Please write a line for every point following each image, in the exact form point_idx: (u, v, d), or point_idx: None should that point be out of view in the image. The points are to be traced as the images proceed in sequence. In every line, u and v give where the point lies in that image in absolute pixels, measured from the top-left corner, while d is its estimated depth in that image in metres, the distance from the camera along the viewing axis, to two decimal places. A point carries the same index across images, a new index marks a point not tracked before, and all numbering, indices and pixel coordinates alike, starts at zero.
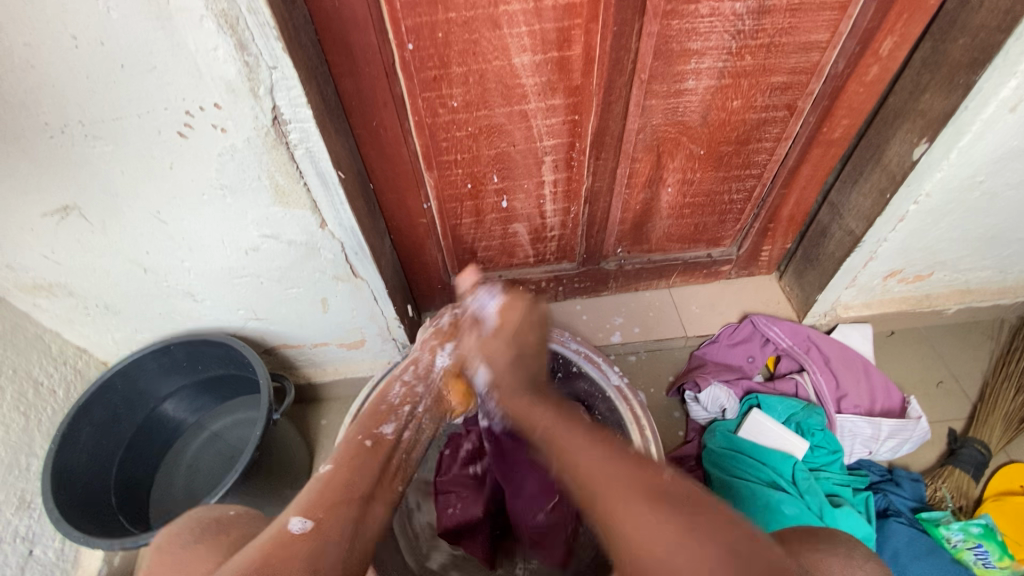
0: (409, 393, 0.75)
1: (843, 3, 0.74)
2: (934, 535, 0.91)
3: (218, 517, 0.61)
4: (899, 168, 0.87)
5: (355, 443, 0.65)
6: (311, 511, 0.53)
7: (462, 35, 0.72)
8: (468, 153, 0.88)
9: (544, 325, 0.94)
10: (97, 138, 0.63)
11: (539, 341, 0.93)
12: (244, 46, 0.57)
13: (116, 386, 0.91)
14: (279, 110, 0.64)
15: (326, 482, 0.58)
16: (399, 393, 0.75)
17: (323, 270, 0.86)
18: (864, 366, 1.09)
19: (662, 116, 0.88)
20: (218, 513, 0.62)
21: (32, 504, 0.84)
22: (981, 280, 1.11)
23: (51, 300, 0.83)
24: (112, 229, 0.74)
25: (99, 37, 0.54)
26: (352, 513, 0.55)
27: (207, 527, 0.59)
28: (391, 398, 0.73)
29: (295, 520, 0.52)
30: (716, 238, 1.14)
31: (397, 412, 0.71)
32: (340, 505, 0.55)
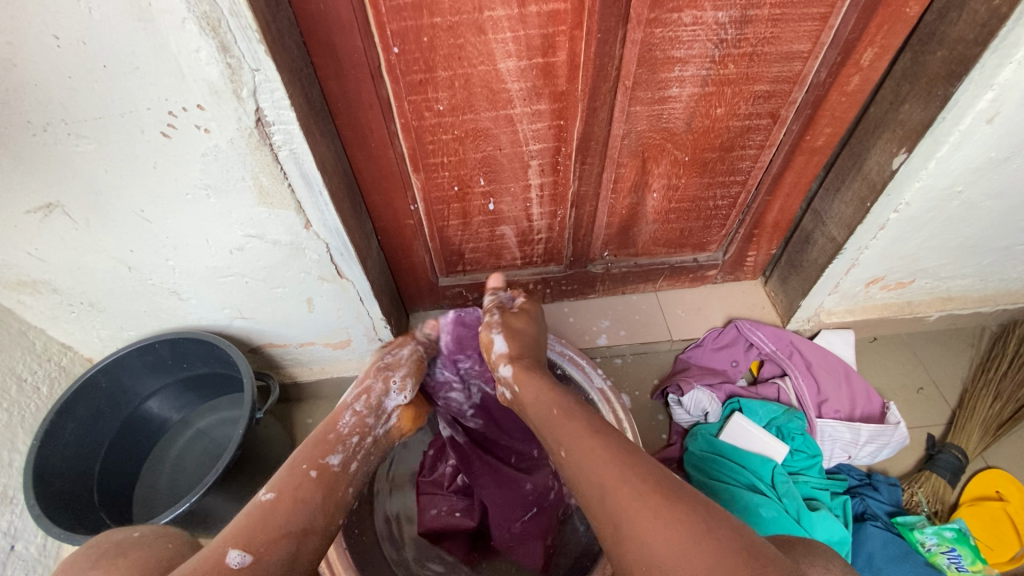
0: (362, 423, 0.74)
1: (823, 15, 0.75)
2: (909, 539, 0.93)
3: (121, 539, 0.58)
4: (879, 177, 0.88)
5: (301, 474, 0.64)
6: (249, 545, 0.54)
7: (447, 40, 0.73)
8: (454, 156, 0.89)
9: None
10: (80, 137, 0.63)
11: None
12: (226, 48, 0.58)
13: (101, 382, 0.91)
14: (262, 112, 0.65)
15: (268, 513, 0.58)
16: (348, 421, 0.74)
17: (308, 271, 0.86)
18: (845, 371, 1.11)
19: (647, 123, 0.89)
20: (121, 535, 0.58)
21: (14, 499, 0.84)
22: (961, 288, 1.12)
23: (35, 297, 0.83)
24: (96, 227, 0.74)
25: (82, 37, 0.55)
26: (292, 546, 0.56)
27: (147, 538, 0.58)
28: (342, 425, 0.73)
29: (233, 553, 0.53)
30: (701, 243, 1.15)
31: (347, 441, 0.71)
32: (280, 539, 0.56)
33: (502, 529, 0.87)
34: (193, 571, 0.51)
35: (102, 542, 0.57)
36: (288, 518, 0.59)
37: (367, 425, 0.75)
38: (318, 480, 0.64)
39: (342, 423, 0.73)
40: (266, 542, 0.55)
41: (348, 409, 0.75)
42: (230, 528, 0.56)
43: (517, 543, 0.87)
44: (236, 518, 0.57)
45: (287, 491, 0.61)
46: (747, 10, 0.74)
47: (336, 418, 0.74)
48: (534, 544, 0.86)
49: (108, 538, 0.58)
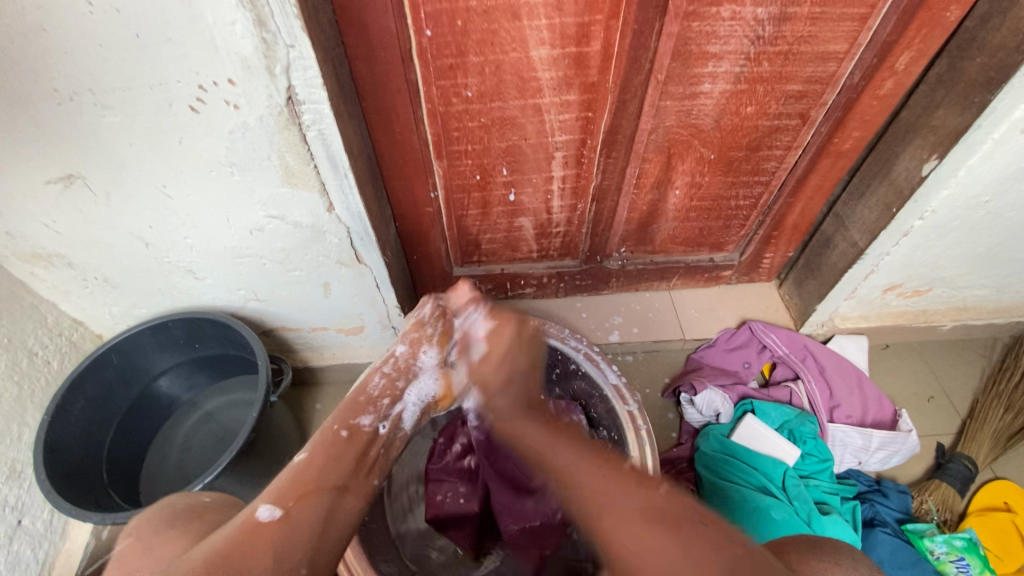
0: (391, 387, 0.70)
1: (863, 15, 0.74)
2: (918, 546, 0.93)
3: (191, 502, 0.61)
4: (906, 183, 0.88)
5: (331, 434, 0.62)
6: (281, 500, 0.53)
7: (481, 25, 0.71)
8: (478, 144, 0.88)
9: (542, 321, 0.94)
10: (106, 108, 0.62)
11: None
12: (262, 22, 0.56)
13: (112, 360, 0.90)
14: (293, 91, 0.64)
15: (300, 470, 0.57)
16: (378, 384, 0.69)
17: (327, 254, 0.85)
18: (858, 377, 1.10)
19: (675, 118, 0.88)
20: (190, 500, 0.62)
21: (22, 474, 0.83)
22: (978, 298, 1.12)
23: (49, 270, 0.82)
24: (116, 201, 0.73)
25: (116, 5, 0.53)
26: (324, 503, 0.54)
27: (181, 511, 0.59)
28: (370, 389, 0.69)
29: (263, 509, 0.52)
30: (719, 243, 1.14)
31: (377, 405, 0.67)
32: (313, 495, 0.54)
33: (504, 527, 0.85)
34: (231, 529, 0.51)
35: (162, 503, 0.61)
36: (320, 476, 0.57)
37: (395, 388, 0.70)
38: (349, 440, 0.62)
39: (371, 386, 0.69)
40: (298, 498, 0.53)
41: (378, 370, 0.71)
42: (270, 486, 0.55)
43: (517, 545, 0.85)
44: (275, 478, 0.57)
45: (319, 450, 0.59)
46: (786, 7, 0.73)
47: (365, 383, 0.70)
48: (532, 551, 0.84)
49: (141, 518, 0.59)
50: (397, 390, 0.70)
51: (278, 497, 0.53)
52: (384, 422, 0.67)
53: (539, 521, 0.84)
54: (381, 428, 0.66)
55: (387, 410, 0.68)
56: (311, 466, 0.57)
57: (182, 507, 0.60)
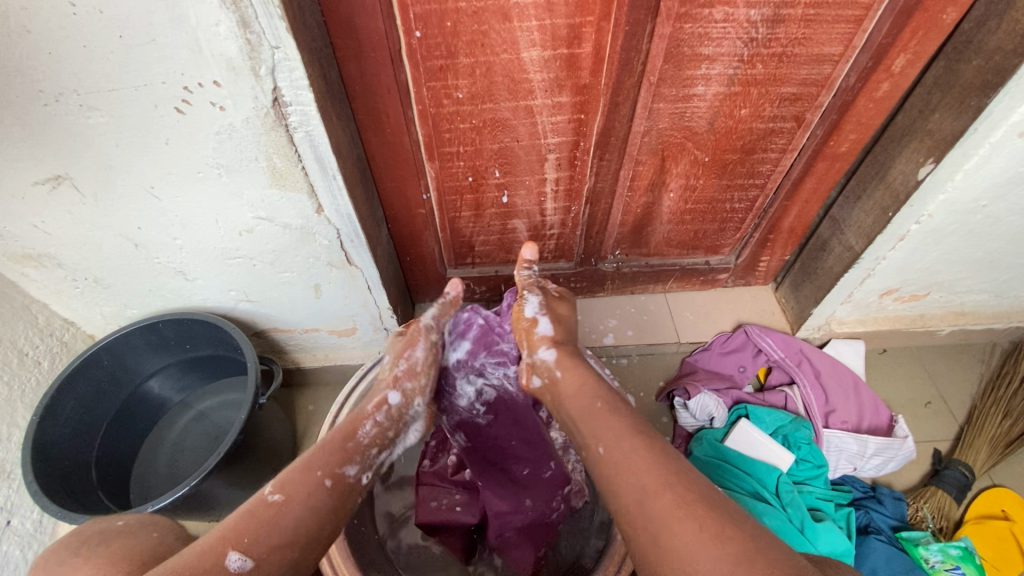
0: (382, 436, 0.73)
1: (858, 17, 0.73)
2: (913, 554, 0.92)
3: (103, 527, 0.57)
4: (903, 187, 0.87)
5: (316, 481, 0.61)
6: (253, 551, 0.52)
7: (471, 26, 0.71)
8: (470, 146, 0.87)
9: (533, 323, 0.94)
10: (92, 109, 0.62)
11: None
12: (246, 23, 0.56)
13: (103, 360, 0.90)
14: (280, 92, 0.63)
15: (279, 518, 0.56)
16: (369, 432, 0.72)
17: (318, 256, 0.85)
18: (854, 382, 1.09)
19: (669, 120, 0.87)
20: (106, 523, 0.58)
21: (11, 475, 0.83)
22: (976, 303, 1.10)
23: (39, 271, 0.82)
24: (104, 202, 0.72)
25: (98, 6, 0.53)
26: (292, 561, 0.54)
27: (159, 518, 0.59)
28: (360, 438, 0.70)
29: (233, 556, 0.51)
30: (715, 246, 1.13)
31: (364, 454, 0.69)
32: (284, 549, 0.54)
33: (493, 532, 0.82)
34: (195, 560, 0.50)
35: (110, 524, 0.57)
36: (293, 520, 0.57)
37: (385, 439, 0.74)
38: (330, 491, 0.62)
39: (363, 433, 0.71)
40: (269, 550, 0.53)
41: (370, 418, 0.73)
42: (232, 526, 0.54)
43: (509, 551, 0.82)
44: (247, 512, 0.56)
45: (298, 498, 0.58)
46: (780, 8, 0.72)
47: (355, 426, 0.71)
48: (524, 556, 0.81)
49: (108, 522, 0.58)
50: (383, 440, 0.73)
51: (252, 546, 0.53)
52: (368, 473, 0.68)
53: (529, 526, 0.82)
54: (364, 477, 0.67)
55: (372, 460, 0.70)
56: (286, 508, 0.57)
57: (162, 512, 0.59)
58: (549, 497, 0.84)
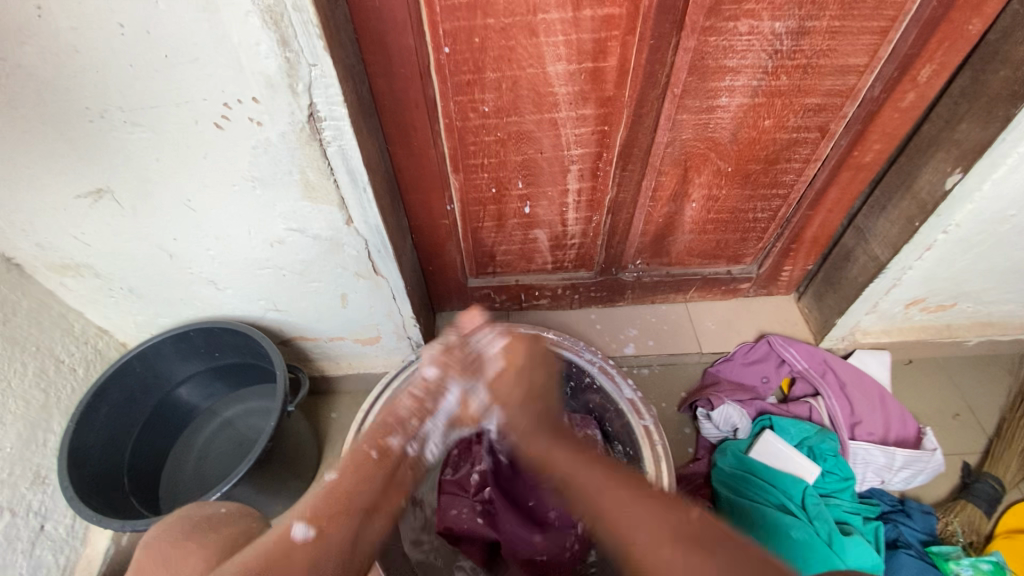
0: (419, 408, 0.70)
1: (883, 28, 0.73)
2: (944, 569, 0.90)
3: (209, 514, 0.61)
4: (930, 197, 0.86)
5: (361, 455, 0.64)
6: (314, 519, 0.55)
7: (498, 41, 0.72)
8: (494, 157, 0.88)
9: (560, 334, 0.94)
10: (135, 125, 0.64)
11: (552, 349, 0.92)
12: (286, 42, 0.58)
13: (135, 367, 0.92)
14: (315, 108, 0.65)
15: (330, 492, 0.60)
16: (407, 406, 0.71)
17: (345, 267, 0.86)
18: (880, 394, 1.08)
19: (692, 131, 0.87)
20: (209, 510, 0.62)
21: (47, 480, 0.85)
22: (1004, 313, 1.09)
23: (77, 280, 0.84)
24: (142, 213, 0.75)
25: (146, 27, 0.55)
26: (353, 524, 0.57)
27: (195, 525, 0.59)
28: (399, 410, 0.70)
29: (297, 528, 0.55)
30: (737, 255, 1.13)
31: (406, 426, 0.69)
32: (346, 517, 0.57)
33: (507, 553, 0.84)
34: (266, 543, 0.54)
35: (191, 515, 0.61)
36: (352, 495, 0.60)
37: (425, 412, 0.71)
38: (378, 462, 0.64)
39: (400, 409, 0.70)
40: (330, 517, 0.56)
41: (409, 392, 0.72)
42: (299, 505, 0.58)
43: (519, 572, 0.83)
44: (309, 494, 0.59)
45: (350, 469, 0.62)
46: (805, 21, 0.72)
47: (393, 406, 0.71)
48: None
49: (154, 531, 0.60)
50: (423, 412, 0.71)
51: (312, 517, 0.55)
52: (413, 443, 0.68)
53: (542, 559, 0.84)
54: (409, 449, 0.67)
55: (414, 431, 0.69)
56: (341, 485, 0.60)
57: (197, 518, 0.60)
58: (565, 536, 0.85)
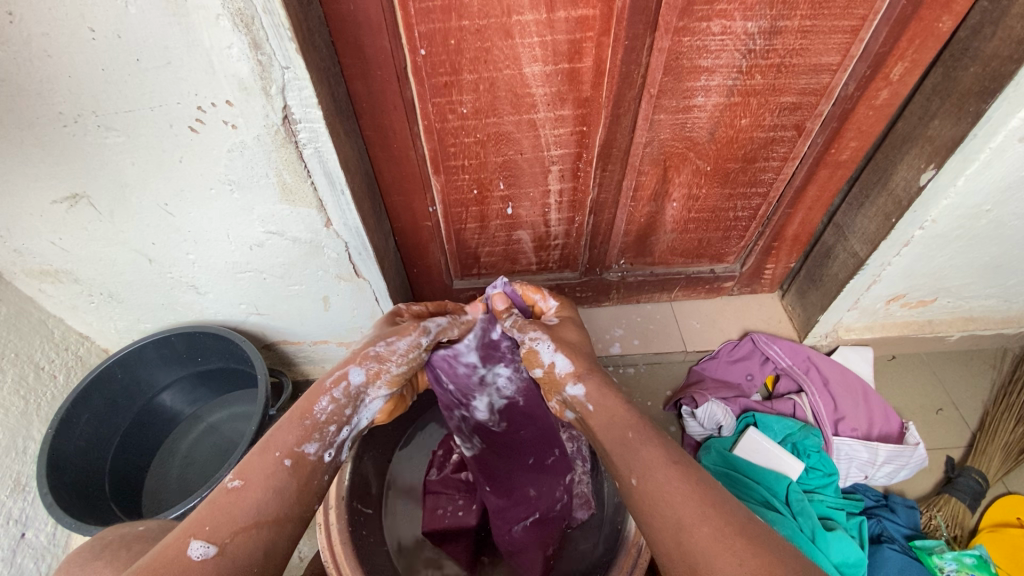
0: (339, 412, 0.64)
1: (854, 27, 0.74)
2: (927, 563, 0.91)
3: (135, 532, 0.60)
4: (905, 193, 0.87)
5: (274, 463, 0.57)
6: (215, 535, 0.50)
7: (474, 43, 0.73)
8: (475, 159, 0.89)
9: None
10: (110, 129, 0.64)
11: None
12: (257, 45, 0.58)
13: (116, 373, 0.92)
14: (289, 110, 0.65)
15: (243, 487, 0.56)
16: (326, 408, 0.63)
17: (326, 269, 0.86)
18: (863, 390, 1.08)
19: (670, 131, 0.88)
20: (125, 529, 0.60)
21: (27, 487, 0.84)
22: (984, 308, 1.10)
23: (56, 286, 0.84)
24: (119, 218, 0.74)
25: (117, 31, 0.55)
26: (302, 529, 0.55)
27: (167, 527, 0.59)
28: (317, 412, 0.63)
29: (195, 545, 0.49)
30: (719, 254, 1.14)
31: (323, 431, 0.62)
32: (250, 530, 0.52)
33: (500, 530, 0.79)
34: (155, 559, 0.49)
35: (106, 537, 0.58)
36: (261, 508, 0.54)
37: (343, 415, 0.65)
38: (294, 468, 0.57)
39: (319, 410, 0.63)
40: (233, 533, 0.51)
41: (327, 393, 0.65)
42: (187, 521, 0.52)
43: (518, 550, 0.79)
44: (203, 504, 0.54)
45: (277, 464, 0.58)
46: (777, 21, 0.73)
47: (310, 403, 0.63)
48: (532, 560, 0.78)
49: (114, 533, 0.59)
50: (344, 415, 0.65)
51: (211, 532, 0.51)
52: (330, 451, 0.62)
53: (536, 522, 0.78)
54: (325, 455, 0.61)
55: (333, 437, 0.63)
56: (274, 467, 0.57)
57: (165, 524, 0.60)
58: (555, 486, 0.81)
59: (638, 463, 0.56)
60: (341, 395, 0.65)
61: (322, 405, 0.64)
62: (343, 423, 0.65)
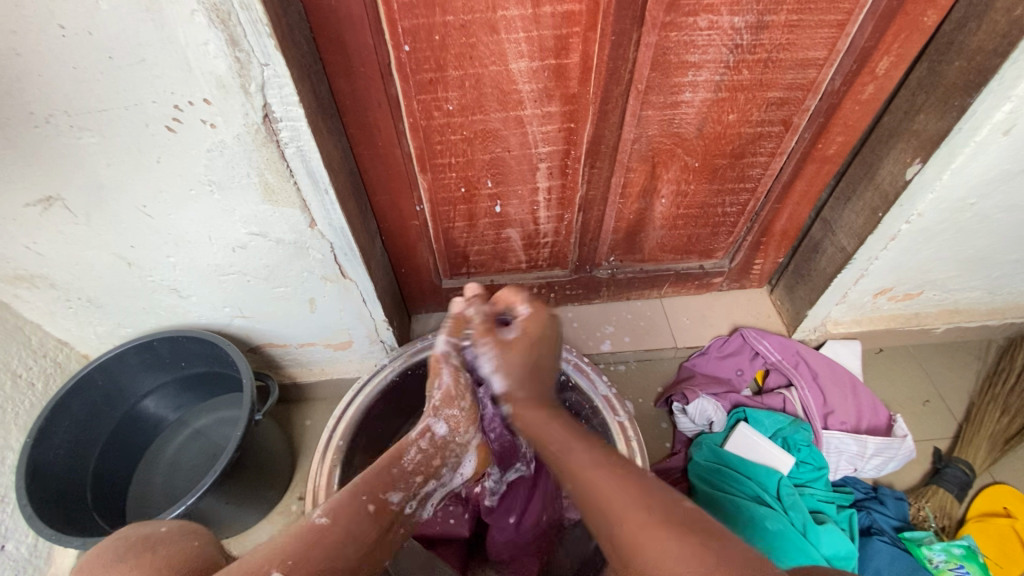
0: (425, 465, 0.67)
1: (840, 22, 0.74)
2: (917, 554, 0.91)
3: (148, 533, 0.57)
4: (892, 187, 0.87)
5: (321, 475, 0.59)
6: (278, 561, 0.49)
7: (459, 39, 0.72)
8: (462, 156, 0.88)
9: (583, 357, 0.89)
10: (83, 130, 0.62)
11: (571, 370, 0.88)
12: (235, 42, 0.56)
13: (96, 380, 0.89)
14: (270, 108, 0.63)
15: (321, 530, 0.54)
16: (413, 460, 0.66)
17: (312, 270, 0.85)
18: (852, 383, 1.09)
19: (658, 127, 0.88)
20: (147, 530, 0.58)
21: (5, 498, 0.82)
22: (969, 300, 1.11)
23: (32, 291, 0.82)
24: (96, 221, 0.72)
25: (87, 28, 0.53)
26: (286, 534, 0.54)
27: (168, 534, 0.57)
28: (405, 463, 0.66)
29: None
30: (708, 250, 1.14)
31: (407, 482, 0.64)
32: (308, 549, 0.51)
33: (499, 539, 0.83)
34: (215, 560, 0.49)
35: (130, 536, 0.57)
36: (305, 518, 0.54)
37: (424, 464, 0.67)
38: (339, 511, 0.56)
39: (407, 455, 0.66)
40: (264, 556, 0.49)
41: (415, 444, 0.68)
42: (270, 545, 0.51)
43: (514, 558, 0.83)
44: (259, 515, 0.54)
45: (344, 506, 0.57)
46: (764, 15, 0.73)
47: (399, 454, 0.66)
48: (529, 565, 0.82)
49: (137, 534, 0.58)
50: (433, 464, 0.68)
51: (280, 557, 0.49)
52: (411, 502, 0.64)
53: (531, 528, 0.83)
54: (406, 506, 0.62)
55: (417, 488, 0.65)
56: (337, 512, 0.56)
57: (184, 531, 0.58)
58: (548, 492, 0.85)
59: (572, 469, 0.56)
60: (428, 444, 0.69)
61: (409, 455, 0.67)
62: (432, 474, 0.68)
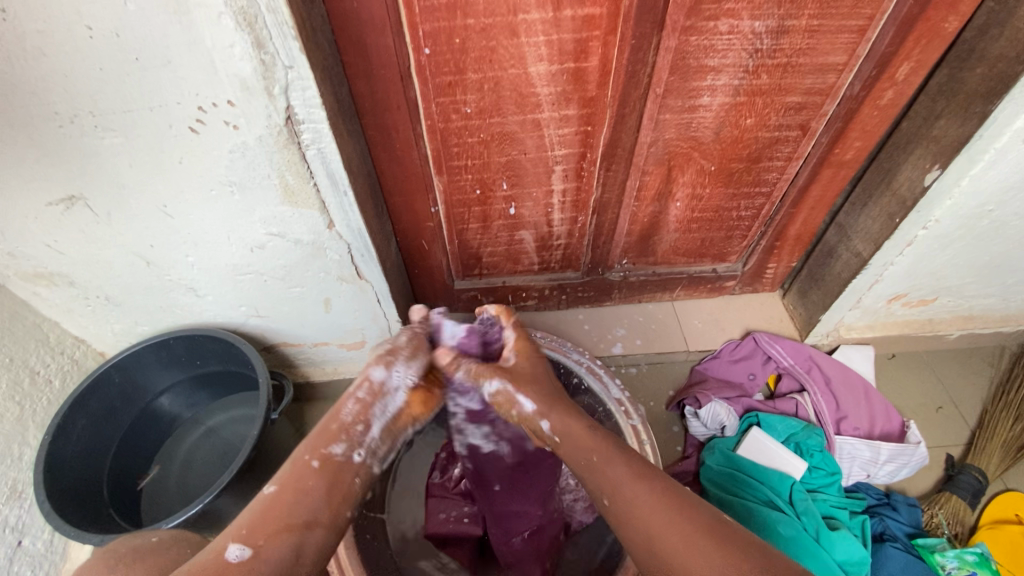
0: (364, 412, 0.67)
1: (861, 27, 0.74)
2: (930, 561, 0.91)
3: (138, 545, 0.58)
4: (909, 193, 0.87)
5: (302, 465, 0.60)
6: (250, 538, 0.53)
7: (479, 42, 0.72)
8: (478, 159, 0.88)
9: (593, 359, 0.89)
10: (107, 130, 0.62)
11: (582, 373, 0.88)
12: (260, 44, 0.57)
13: (113, 377, 0.90)
14: (292, 110, 0.64)
15: (270, 504, 0.56)
16: (352, 410, 0.67)
17: (328, 271, 0.85)
18: (864, 388, 1.09)
19: (675, 131, 0.88)
20: (137, 541, 0.59)
21: (23, 494, 0.83)
22: (984, 307, 1.10)
23: (51, 289, 0.82)
24: (117, 220, 0.73)
25: (115, 29, 0.54)
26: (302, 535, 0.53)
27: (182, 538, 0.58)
28: (343, 415, 0.66)
29: (233, 547, 0.51)
30: (721, 254, 1.14)
31: (350, 433, 0.65)
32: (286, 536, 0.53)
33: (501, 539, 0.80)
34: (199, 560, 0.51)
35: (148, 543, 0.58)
36: (294, 509, 0.56)
37: (370, 415, 0.67)
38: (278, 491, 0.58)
39: (344, 413, 0.66)
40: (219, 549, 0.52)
41: (353, 396, 0.68)
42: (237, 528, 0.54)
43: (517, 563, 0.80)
44: (243, 510, 0.56)
45: (289, 485, 0.57)
46: (784, 20, 0.73)
47: (337, 409, 0.67)
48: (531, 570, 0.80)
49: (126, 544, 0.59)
50: (370, 413, 0.68)
51: (249, 535, 0.53)
52: (358, 452, 0.65)
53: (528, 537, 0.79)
54: (354, 456, 0.64)
55: (360, 439, 0.66)
56: (283, 496, 0.57)
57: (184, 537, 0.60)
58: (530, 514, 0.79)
59: (608, 481, 0.59)
60: (366, 393, 0.68)
61: (346, 407, 0.67)
62: (370, 423, 0.67)
